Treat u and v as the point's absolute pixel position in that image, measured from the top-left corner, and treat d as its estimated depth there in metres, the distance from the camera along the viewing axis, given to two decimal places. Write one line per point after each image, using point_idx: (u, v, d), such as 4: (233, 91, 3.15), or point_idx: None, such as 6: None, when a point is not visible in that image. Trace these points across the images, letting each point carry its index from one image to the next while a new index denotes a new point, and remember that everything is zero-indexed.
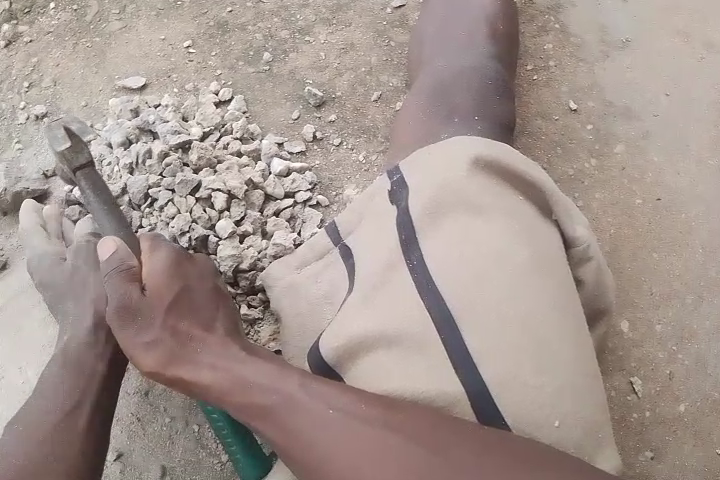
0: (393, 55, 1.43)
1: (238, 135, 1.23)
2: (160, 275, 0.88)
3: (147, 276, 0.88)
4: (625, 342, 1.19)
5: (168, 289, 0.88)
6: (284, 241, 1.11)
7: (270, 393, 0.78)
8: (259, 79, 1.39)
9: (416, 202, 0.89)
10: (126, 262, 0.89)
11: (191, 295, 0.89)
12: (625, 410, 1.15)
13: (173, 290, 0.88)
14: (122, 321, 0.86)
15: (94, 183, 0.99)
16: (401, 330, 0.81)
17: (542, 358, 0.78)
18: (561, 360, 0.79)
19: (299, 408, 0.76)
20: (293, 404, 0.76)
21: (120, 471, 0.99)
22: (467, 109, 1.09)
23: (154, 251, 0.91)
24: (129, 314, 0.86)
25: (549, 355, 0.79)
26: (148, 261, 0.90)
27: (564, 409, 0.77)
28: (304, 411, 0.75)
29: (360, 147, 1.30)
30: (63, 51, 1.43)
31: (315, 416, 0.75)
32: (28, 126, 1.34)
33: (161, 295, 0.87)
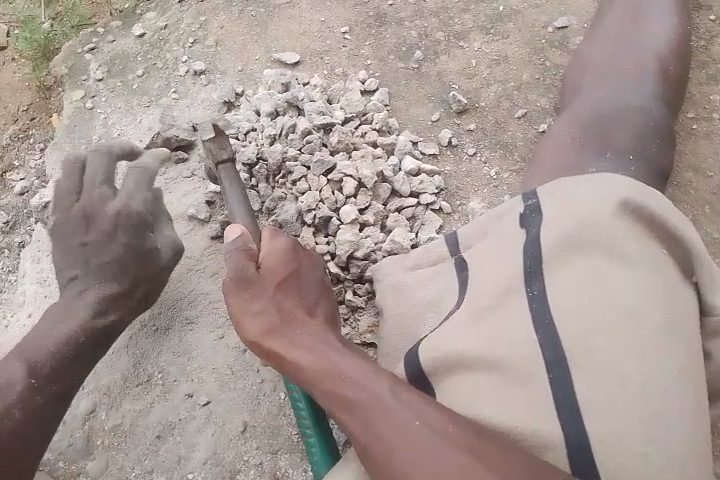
0: (545, 75, 1.39)
1: (377, 126, 1.25)
2: (278, 257, 0.92)
3: (266, 255, 0.92)
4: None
5: (284, 272, 0.91)
6: (402, 240, 1.11)
7: (362, 390, 0.79)
8: (406, 75, 1.40)
9: (547, 234, 0.87)
10: (249, 246, 0.92)
11: (300, 279, 0.93)
12: None
13: (287, 272, 0.91)
14: (236, 290, 0.90)
15: (230, 179, 1.05)
16: (507, 357, 0.80)
17: (654, 427, 0.75)
18: (673, 434, 0.75)
19: (387, 412, 0.77)
20: (381, 406, 0.78)
21: (206, 417, 1.04)
22: (620, 147, 1.05)
23: (275, 233, 0.95)
24: (244, 284, 0.90)
25: (662, 426, 0.75)
26: (267, 242, 0.94)
27: None
28: (391, 416, 0.77)
29: (494, 162, 1.28)
30: (230, 15, 1.51)
31: (402, 423, 0.76)
32: (186, 79, 1.43)
33: (276, 275, 0.91)
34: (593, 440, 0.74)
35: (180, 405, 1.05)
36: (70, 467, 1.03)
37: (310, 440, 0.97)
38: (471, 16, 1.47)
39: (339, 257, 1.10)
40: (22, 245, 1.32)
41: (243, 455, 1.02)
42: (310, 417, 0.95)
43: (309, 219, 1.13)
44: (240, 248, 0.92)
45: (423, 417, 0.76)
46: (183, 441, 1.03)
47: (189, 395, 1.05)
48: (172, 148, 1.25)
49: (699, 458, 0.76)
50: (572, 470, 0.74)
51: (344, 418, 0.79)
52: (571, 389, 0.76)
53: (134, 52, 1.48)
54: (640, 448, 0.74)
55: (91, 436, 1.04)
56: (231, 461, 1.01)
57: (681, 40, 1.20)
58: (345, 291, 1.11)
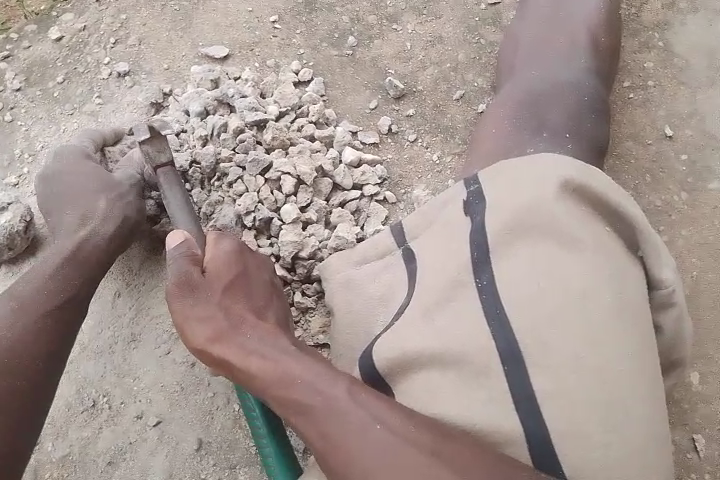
0: (481, 53, 1.37)
1: (314, 118, 1.21)
2: (224, 260, 0.89)
3: (210, 259, 0.89)
4: (692, 396, 1.13)
5: (228, 275, 0.88)
6: (347, 234, 1.09)
7: (317, 394, 0.76)
8: (340, 62, 1.37)
9: (491, 220, 0.86)
10: (194, 249, 0.90)
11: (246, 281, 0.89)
12: (684, 470, 1.10)
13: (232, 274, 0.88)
14: (181, 295, 0.86)
15: (171, 183, 1.01)
16: (463, 352, 0.78)
17: (610, 408, 0.74)
18: (629, 414, 0.75)
19: (344, 416, 0.74)
20: (338, 411, 0.75)
21: (158, 438, 1.00)
22: (558, 124, 1.03)
23: (218, 237, 0.92)
24: (188, 288, 0.86)
25: (618, 407, 0.75)
26: (210, 247, 0.91)
27: (628, 467, 0.74)
28: (348, 419, 0.74)
29: (436, 147, 1.26)
30: (151, 11, 1.43)
31: (361, 427, 0.73)
32: (110, 82, 1.35)
33: (220, 279, 0.87)
34: (551, 427, 0.73)
35: (130, 428, 1.00)
36: None
37: (266, 450, 0.93)
38: None
39: (284, 258, 1.06)
40: None
41: (200, 473, 0.98)
42: (266, 427, 0.92)
43: (249, 222, 1.08)
44: (185, 252, 0.89)
45: (383, 419, 0.73)
46: (137, 464, 0.99)
47: (138, 417, 1.01)
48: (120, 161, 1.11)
49: (655, 434, 0.77)
50: (530, 458, 0.74)
51: (299, 423, 0.76)
52: (526, 378, 0.75)
53: (52, 58, 1.40)
54: (596, 431, 0.73)
55: (38, 469, 0.99)
56: None
57: (610, 10, 1.19)
58: (293, 292, 1.08)
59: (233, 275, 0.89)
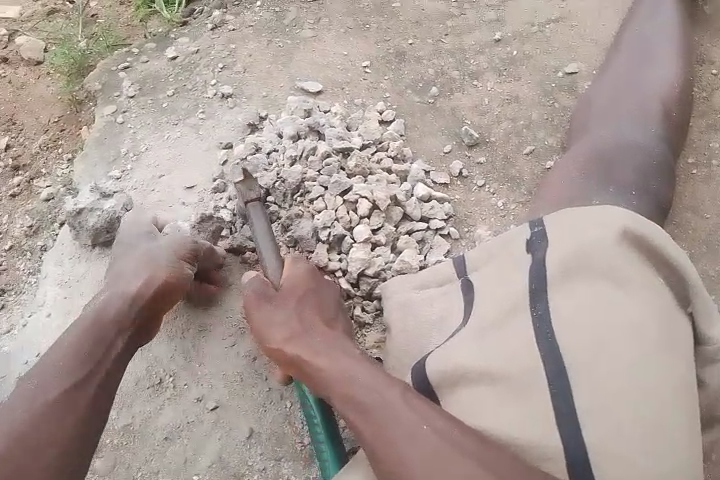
0: (554, 116, 1.47)
1: (393, 153, 1.32)
2: (300, 276, 1.00)
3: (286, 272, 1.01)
4: None
5: (301, 288, 0.99)
6: (411, 260, 1.17)
7: (374, 393, 0.83)
8: (421, 108, 1.48)
9: (551, 257, 0.92)
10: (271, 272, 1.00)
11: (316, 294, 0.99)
12: None
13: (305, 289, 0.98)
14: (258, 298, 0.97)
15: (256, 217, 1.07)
16: (513, 371, 0.84)
17: (653, 441, 0.78)
18: (671, 449, 0.79)
19: (398, 414, 0.80)
20: (392, 409, 0.81)
21: (214, 421, 1.06)
22: (623, 181, 1.11)
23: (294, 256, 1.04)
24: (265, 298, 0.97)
25: (662, 440, 0.79)
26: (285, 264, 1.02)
27: None
28: (399, 421, 0.80)
29: (501, 194, 1.34)
30: (258, 45, 1.60)
31: (411, 425, 0.79)
32: (214, 101, 1.50)
33: (294, 291, 0.98)
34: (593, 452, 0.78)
35: (190, 409, 1.07)
36: None
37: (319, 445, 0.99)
38: (485, 58, 1.57)
39: (350, 272, 1.15)
40: (44, 248, 1.40)
41: (247, 460, 1.04)
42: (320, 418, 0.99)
43: (324, 236, 1.17)
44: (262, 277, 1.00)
45: (432, 422, 0.79)
46: (191, 443, 1.05)
47: (198, 399, 1.08)
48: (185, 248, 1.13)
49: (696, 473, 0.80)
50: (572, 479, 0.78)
51: (355, 419, 0.83)
52: (572, 401, 0.80)
53: (166, 74, 1.57)
54: (638, 459, 0.77)
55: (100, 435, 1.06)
56: (236, 466, 1.03)
57: (683, 88, 1.27)
58: (353, 306, 1.16)
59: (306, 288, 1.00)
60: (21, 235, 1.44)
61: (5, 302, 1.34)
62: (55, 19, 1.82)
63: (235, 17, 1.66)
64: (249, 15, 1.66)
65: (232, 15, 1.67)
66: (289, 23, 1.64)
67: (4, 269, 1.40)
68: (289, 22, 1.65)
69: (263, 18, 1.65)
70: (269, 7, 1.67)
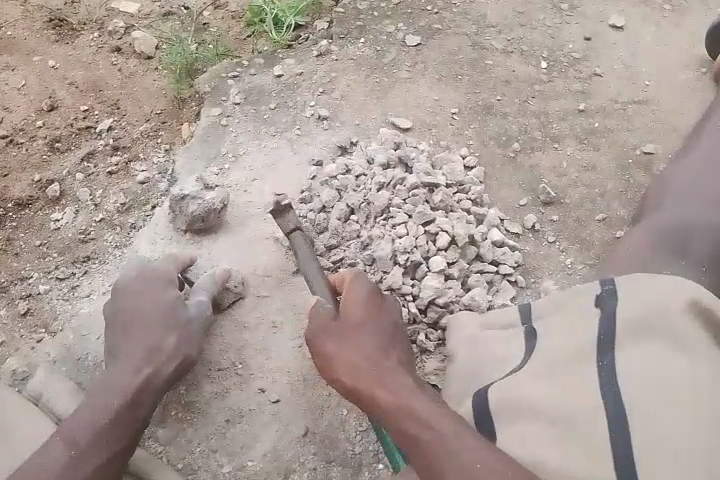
0: (628, 189, 1.53)
1: (473, 197, 1.40)
2: (358, 299, 1.03)
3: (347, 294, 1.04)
4: None
5: (357, 312, 1.02)
6: (480, 300, 1.23)
7: (429, 429, 0.88)
8: (502, 160, 1.56)
9: (622, 314, 0.97)
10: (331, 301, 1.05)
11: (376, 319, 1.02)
12: None
13: (363, 312, 1.02)
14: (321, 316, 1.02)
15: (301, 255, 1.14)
16: (575, 416, 0.90)
17: None
18: None
19: (450, 453, 0.85)
20: (445, 447, 0.86)
21: (273, 413, 1.13)
22: (695, 256, 1.16)
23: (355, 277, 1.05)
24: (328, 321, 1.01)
25: None
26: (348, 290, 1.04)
27: None
28: (460, 464, 0.84)
29: (571, 253, 1.40)
30: (357, 77, 1.71)
31: (463, 466, 0.84)
32: (310, 121, 1.61)
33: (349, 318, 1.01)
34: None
35: (253, 398, 1.15)
36: (143, 428, 1.12)
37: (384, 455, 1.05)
38: (568, 125, 1.65)
39: (421, 299, 1.21)
40: (134, 227, 1.49)
41: (300, 456, 1.10)
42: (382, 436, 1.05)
43: (402, 260, 1.24)
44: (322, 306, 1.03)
45: (484, 464, 0.83)
46: (250, 429, 1.12)
47: (262, 390, 1.15)
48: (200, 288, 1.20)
49: None
50: None
51: (414, 453, 0.88)
52: (630, 455, 0.84)
53: (270, 88, 1.69)
54: None
55: (167, 405, 1.14)
56: (289, 459, 1.10)
57: None
58: (418, 332, 1.21)
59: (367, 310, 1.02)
60: (113, 210, 1.52)
61: (89, 268, 1.43)
62: (170, 20, 1.92)
63: (339, 48, 1.78)
64: (352, 48, 1.78)
65: (337, 45, 1.79)
66: (388, 61, 1.76)
67: (92, 239, 1.48)
68: (388, 60, 1.76)
69: (364, 54, 1.77)
70: (371, 44, 1.79)
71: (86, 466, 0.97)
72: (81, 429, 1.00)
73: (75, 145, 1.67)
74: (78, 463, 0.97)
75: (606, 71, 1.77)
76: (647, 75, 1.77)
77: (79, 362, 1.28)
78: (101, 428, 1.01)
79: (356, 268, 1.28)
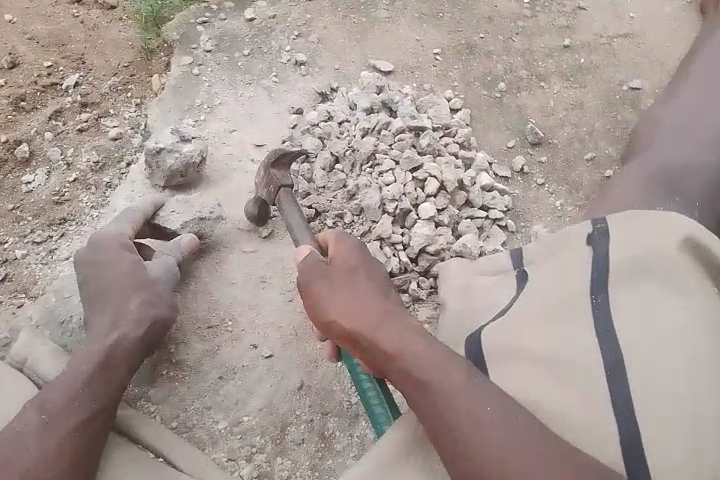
0: (616, 127, 1.50)
1: (460, 140, 1.36)
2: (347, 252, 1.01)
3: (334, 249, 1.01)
4: None
5: (346, 265, 0.99)
6: (472, 246, 1.20)
7: (434, 374, 0.85)
8: (488, 102, 1.52)
9: (616, 255, 0.97)
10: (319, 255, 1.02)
11: (366, 270, 0.99)
12: None
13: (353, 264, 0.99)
14: (311, 271, 0.99)
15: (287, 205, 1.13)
16: (570, 356, 0.90)
17: (699, 431, 0.81)
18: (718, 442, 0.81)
19: (458, 397, 0.83)
20: (451, 392, 0.84)
21: (267, 369, 1.12)
22: (688, 193, 1.15)
23: (338, 235, 1.03)
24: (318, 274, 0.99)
25: (707, 433, 0.81)
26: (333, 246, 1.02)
27: None
28: (465, 405, 0.82)
29: (560, 195, 1.38)
30: (333, 18, 1.63)
31: (472, 410, 0.82)
32: (287, 67, 1.54)
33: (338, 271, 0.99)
34: (644, 437, 0.82)
35: (244, 355, 1.13)
36: (134, 389, 1.10)
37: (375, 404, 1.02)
38: (554, 62, 1.60)
39: (412, 248, 1.19)
40: (110, 186, 1.43)
41: (296, 410, 1.09)
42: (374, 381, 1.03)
43: (391, 209, 1.21)
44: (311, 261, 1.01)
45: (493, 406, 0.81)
46: (244, 386, 1.11)
47: (254, 346, 1.14)
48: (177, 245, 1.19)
49: None
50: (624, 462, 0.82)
51: (419, 400, 0.85)
52: (627, 394, 0.85)
53: (242, 33, 1.60)
54: (681, 442, 0.81)
55: (157, 365, 1.12)
56: (285, 413, 1.09)
57: None
58: (409, 281, 1.19)
59: (357, 262, 1.00)
60: (87, 169, 1.46)
61: (66, 231, 1.38)
62: None
63: None
64: None
65: None
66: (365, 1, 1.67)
67: (68, 200, 1.42)
68: None
69: None
70: None
71: (63, 428, 0.92)
72: (56, 395, 0.95)
73: (41, 104, 1.59)
74: (54, 426, 0.92)
75: (590, 4, 1.71)
76: (632, 7, 1.71)
77: (61, 323, 1.20)
78: (76, 392, 0.96)
79: (343, 219, 1.25)
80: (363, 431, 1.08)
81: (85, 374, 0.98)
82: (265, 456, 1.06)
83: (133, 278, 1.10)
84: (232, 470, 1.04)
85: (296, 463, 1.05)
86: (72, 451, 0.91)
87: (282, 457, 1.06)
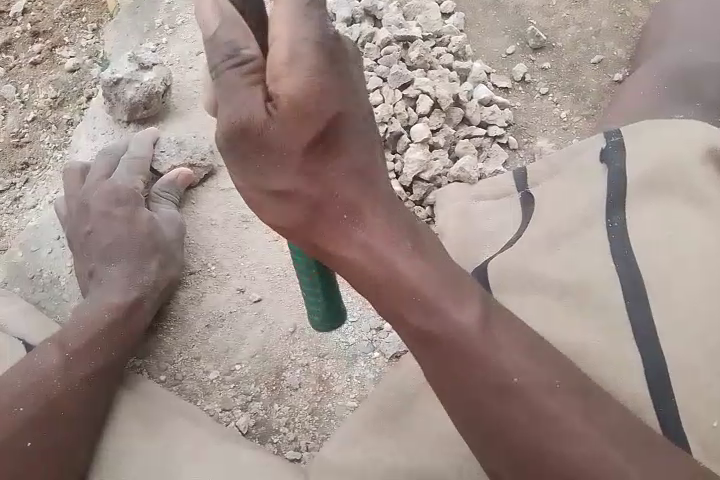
0: (626, 24, 1.33)
1: (453, 50, 1.22)
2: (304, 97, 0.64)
3: (283, 94, 0.63)
4: None
5: (304, 106, 0.64)
6: (470, 168, 1.09)
7: (425, 298, 0.68)
8: (483, 3, 1.34)
9: (633, 171, 0.87)
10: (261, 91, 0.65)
11: (337, 154, 0.69)
12: None
13: (314, 127, 0.66)
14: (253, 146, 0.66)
15: None
16: (584, 287, 0.81)
17: None
18: None
19: (456, 330, 0.67)
20: (449, 322, 0.67)
21: (255, 315, 1.04)
22: (710, 98, 1.02)
23: (295, 44, 0.62)
24: (256, 146, 0.66)
25: None
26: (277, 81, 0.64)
27: None
28: (465, 341, 0.67)
29: (565, 105, 1.25)
30: None
31: (471, 344, 0.67)
32: None
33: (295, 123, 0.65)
34: (671, 368, 0.73)
35: (232, 299, 1.05)
36: None
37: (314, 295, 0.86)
38: None
39: (405, 175, 1.08)
40: (71, 123, 1.30)
41: (290, 354, 1.02)
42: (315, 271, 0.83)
43: (380, 132, 1.10)
44: (250, 99, 0.64)
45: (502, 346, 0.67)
46: (233, 333, 1.03)
47: (241, 290, 1.06)
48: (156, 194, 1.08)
49: None
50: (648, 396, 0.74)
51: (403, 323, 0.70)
52: (649, 319, 0.76)
53: None
54: (706, 371, 0.73)
55: None
56: (278, 358, 1.02)
57: None
58: (405, 211, 1.10)
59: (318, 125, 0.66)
60: (45, 106, 1.32)
61: (30, 177, 1.27)
62: None
63: None
64: None
65: None
66: None
67: (28, 143, 1.30)
68: None
69: None
70: None
71: (83, 372, 0.90)
72: (77, 336, 0.93)
73: None
74: (75, 370, 0.90)
75: None
76: None
77: (30, 279, 1.12)
78: (97, 337, 0.93)
79: None
80: (362, 371, 1.01)
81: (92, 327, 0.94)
82: (262, 403, 0.99)
83: (107, 227, 1.02)
84: (227, 420, 0.98)
85: (294, 408, 0.99)
86: (82, 402, 0.88)
87: (279, 403, 0.99)
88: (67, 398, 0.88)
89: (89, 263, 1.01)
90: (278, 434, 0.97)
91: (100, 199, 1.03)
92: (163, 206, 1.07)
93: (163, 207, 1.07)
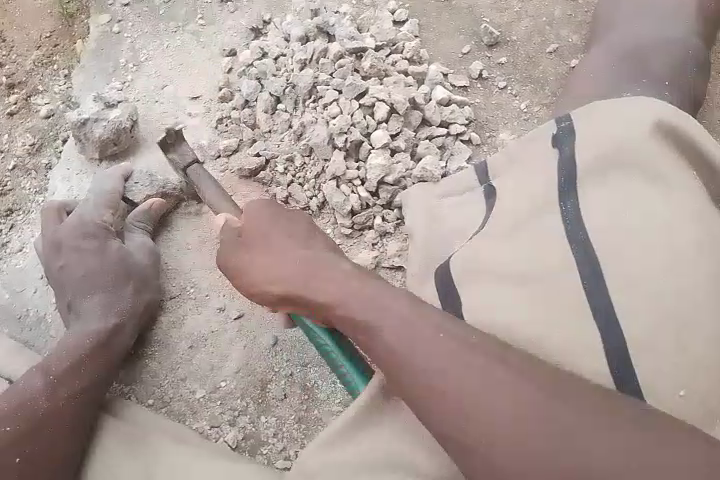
0: (578, 11, 1.36)
1: (408, 55, 1.24)
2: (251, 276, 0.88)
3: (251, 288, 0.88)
4: None
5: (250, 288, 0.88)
6: (432, 167, 1.11)
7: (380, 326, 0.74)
8: (437, 7, 1.37)
9: (582, 151, 0.88)
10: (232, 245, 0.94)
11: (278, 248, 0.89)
12: None
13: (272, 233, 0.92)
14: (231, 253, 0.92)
15: None
16: (541, 267, 0.81)
17: (682, 329, 0.74)
18: (704, 340, 0.74)
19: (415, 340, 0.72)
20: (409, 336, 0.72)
21: (238, 331, 1.06)
22: (655, 74, 1.03)
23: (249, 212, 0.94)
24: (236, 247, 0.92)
25: (691, 330, 0.74)
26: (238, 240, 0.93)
27: (696, 387, 0.73)
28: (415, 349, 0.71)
29: (525, 96, 1.28)
30: None
31: (432, 356, 0.71)
32: (214, 6, 1.38)
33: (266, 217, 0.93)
34: (632, 342, 0.74)
35: (212, 319, 1.08)
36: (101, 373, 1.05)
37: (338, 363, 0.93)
38: None
39: (370, 181, 1.10)
40: (49, 167, 1.34)
41: (274, 366, 1.04)
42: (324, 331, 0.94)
43: (340, 143, 1.12)
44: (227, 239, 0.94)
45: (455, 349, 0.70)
46: (216, 352, 1.05)
47: (221, 309, 1.08)
48: (133, 221, 1.11)
49: None
50: (614, 373, 0.74)
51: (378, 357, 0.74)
52: (609, 297, 0.77)
53: None
54: (668, 343, 0.74)
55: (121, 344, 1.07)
56: (262, 372, 1.04)
57: None
58: (374, 215, 1.13)
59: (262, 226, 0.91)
60: (23, 152, 1.36)
61: (14, 222, 1.30)
62: None
63: None
64: None
65: None
66: None
67: (10, 190, 1.33)
68: None
69: None
70: None
71: (70, 391, 0.93)
72: (62, 361, 0.96)
73: None
74: (61, 396, 0.93)
75: None
76: None
77: (18, 320, 1.15)
78: (82, 358, 0.97)
79: (294, 162, 1.16)
80: None
81: (76, 354, 0.97)
82: (249, 417, 1.01)
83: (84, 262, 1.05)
84: (216, 437, 1.00)
85: (281, 419, 1.01)
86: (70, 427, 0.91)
87: (266, 415, 1.01)
88: (53, 422, 0.90)
89: (67, 298, 1.04)
90: (267, 445, 1.00)
91: (73, 235, 1.06)
92: (140, 235, 1.10)
93: (139, 236, 1.10)
